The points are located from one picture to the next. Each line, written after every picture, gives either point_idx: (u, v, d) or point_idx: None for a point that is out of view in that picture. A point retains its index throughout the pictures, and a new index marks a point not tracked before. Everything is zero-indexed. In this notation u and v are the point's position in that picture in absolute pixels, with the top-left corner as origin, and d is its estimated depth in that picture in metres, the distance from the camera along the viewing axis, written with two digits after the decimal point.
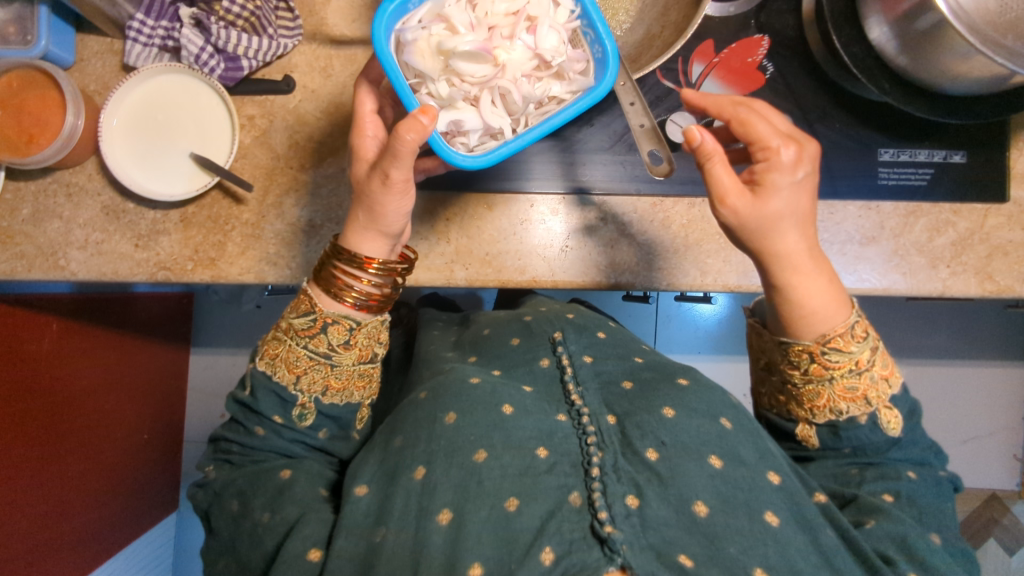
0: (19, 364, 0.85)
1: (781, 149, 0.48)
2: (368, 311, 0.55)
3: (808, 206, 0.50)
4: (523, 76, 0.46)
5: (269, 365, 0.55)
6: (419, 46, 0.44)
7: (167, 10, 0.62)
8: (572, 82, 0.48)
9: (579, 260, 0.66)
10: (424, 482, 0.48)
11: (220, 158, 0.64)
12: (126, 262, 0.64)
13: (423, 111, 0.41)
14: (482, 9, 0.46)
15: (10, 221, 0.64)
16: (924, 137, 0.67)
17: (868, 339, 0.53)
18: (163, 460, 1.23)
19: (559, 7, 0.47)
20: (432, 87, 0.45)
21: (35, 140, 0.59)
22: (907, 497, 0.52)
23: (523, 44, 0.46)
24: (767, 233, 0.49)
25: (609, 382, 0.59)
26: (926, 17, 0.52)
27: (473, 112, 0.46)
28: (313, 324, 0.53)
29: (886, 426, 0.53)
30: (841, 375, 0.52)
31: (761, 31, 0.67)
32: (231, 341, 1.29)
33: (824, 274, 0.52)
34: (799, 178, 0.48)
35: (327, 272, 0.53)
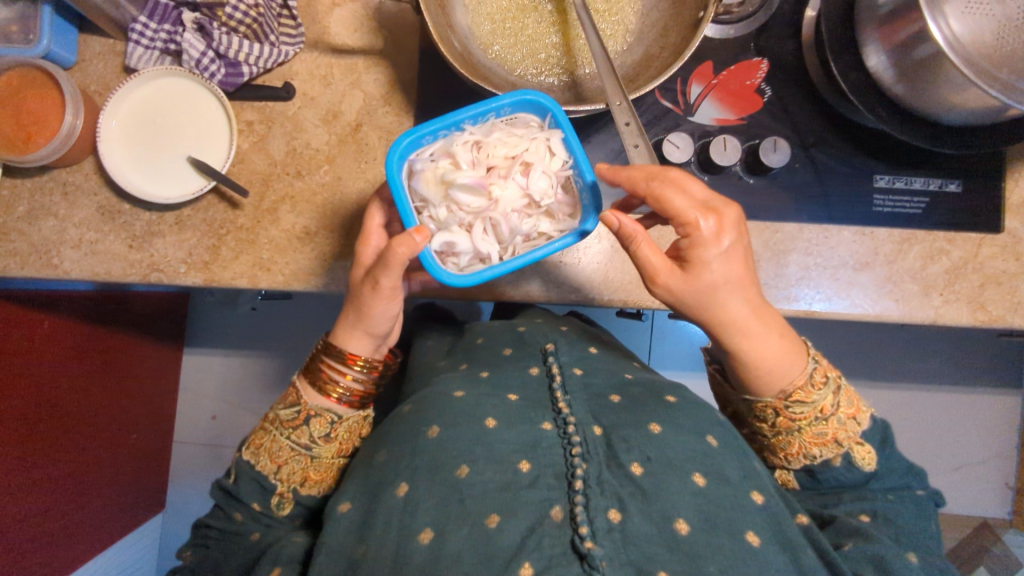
0: (13, 356, 0.85)
1: (703, 219, 0.48)
2: (351, 407, 0.58)
3: (738, 269, 0.50)
4: (514, 211, 0.50)
5: (253, 454, 0.57)
6: (426, 175, 0.49)
7: (171, 13, 0.62)
8: (559, 222, 0.52)
9: (572, 275, 0.66)
10: (406, 499, 0.47)
11: (218, 162, 0.64)
12: (120, 262, 0.64)
13: (418, 231, 0.46)
14: (485, 150, 0.51)
15: (5, 218, 0.64)
16: (919, 165, 0.67)
17: (829, 383, 0.55)
18: (151, 461, 1.23)
19: (556, 154, 0.51)
20: (433, 212, 0.50)
21: (33, 139, 0.60)
22: (884, 517, 0.53)
23: (518, 185, 0.50)
24: (712, 303, 0.51)
25: (597, 394, 0.58)
26: (923, 47, 0.53)
27: (466, 237, 0.50)
28: (297, 416, 0.56)
29: (861, 463, 0.55)
30: (808, 424, 0.54)
31: (761, 54, 0.68)
32: (224, 343, 1.29)
33: (778, 331, 0.54)
34: (725, 245, 0.49)
35: (316, 367, 0.57)
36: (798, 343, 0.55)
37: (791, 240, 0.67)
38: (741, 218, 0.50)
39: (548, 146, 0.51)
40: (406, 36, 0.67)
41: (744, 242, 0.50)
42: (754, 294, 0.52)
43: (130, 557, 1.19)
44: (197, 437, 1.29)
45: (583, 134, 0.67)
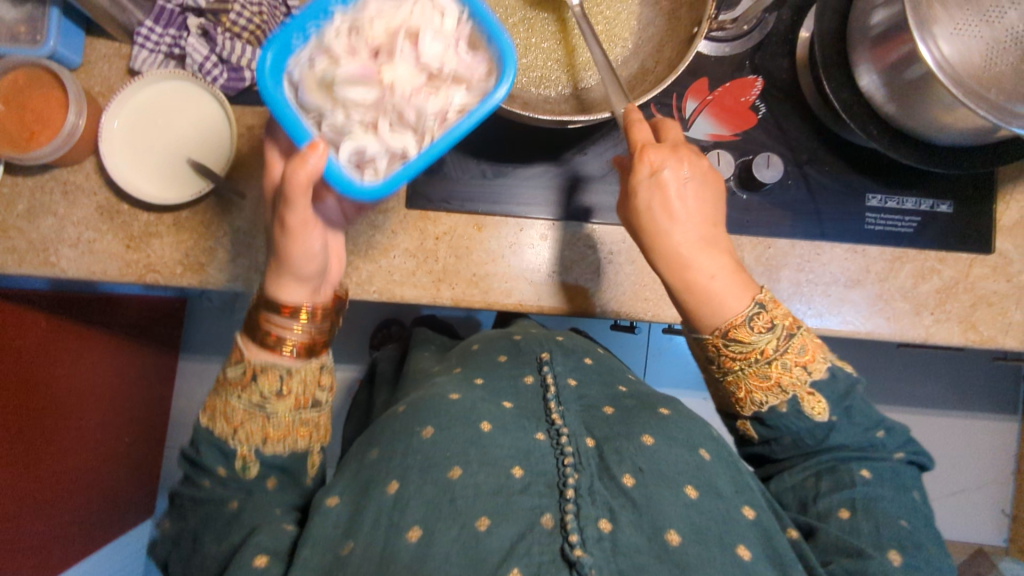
0: (6, 357, 0.85)
1: (645, 146, 0.52)
2: (299, 358, 0.52)
3: (685, 201, 0.53)
4: (416, 92, 0.44)
5: (209, 418, 0.53)
6: (305, 81, 0.42)
7: (176, 18, 0.64)
8: (473, 86, 0.45)
9: (565, 287, 0.66)
10: (396, 498, 0.47)
11: (217, 166, 0.64)
12: (117, 262, 0.65)
13: (311, 147, 0.40)
14: (364, 30, 0.43)
15: (5, 215, 0.64)
16: (911, 186, 0.68)
17: (777, 328, 0.52)
18: (142, 465, 1.22)
19: (444, 10, 0.44)
20: (328, 121, 0.43)
21: (36, 137, 0.60)
22: (862, 506, 0.51)
23: (411, 60, 0.44)
24: (646, 227, 0.53)
25: (591, 406, 0.59)
26: (916, 67, 0.54)
27: (372, 139, 0.43)
28: (243, 374, 0.51)
29: (811, 412, 0.53)
30: (749, 365, 0.53)
31: (756, 72, 0.69)
32: (220, 349, 1.29)
33: (711, 268, 0.53)
34: (659, 175, 0.52)
35: (253, 321, 0.52)
36: (741, 279, 0.53)
37: (784, 256, 0.67)
38: (690, 158, 0.53)
39: (433, 3, 0.44)
40: None
41: (691, 180, 0.53)
42: (697, 227, 0.53)
43: (118, 562, 1.18)
44: None
45: (579, 145, 0.68)
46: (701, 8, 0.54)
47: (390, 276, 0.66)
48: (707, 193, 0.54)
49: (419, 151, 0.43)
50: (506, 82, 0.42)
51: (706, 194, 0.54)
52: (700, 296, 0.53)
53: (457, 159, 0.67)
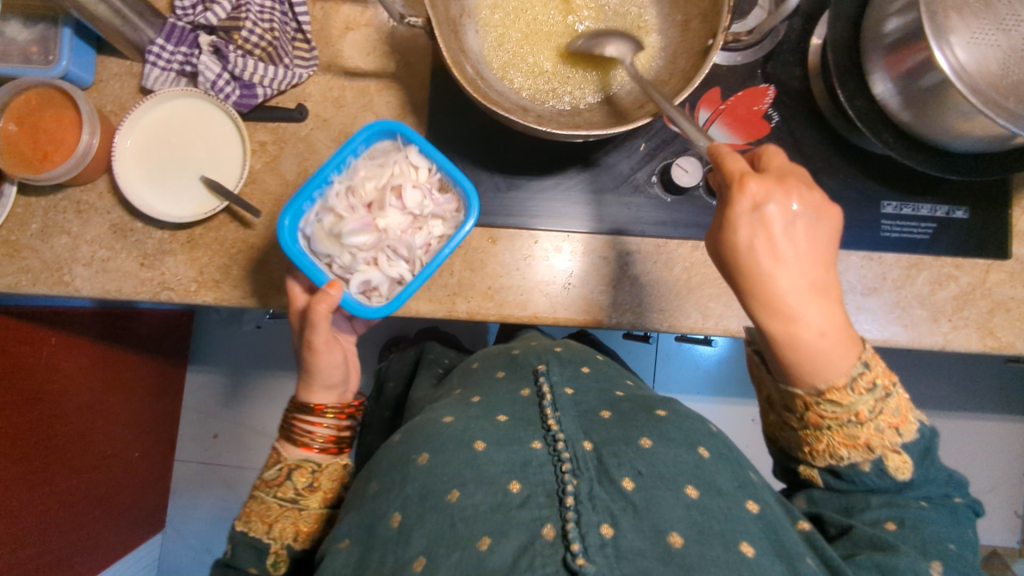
0: (17, 374, 0.85)
1: (745, 177, 0.47)
2: (328, 454, 0.65)
3: (794, 245, 0.48)
4: (404, 231, 0.60)
5: (245, 523, 0.61)
6: (318, 236, 0.58)
7: (187, 36, 0.64)
8: (448, 221, 0.61)
9: (580, 298, 0.66)
10: (399, 531, 0.48)
11: (230, 182, 0.64)
12: (131, 280, 0.65)
13: (332, 285, 0.56)
14: (359, 192, 0.60)
15: (18, 234, 0.64)
16: (926, 192, 0.68)
17: (877, 389, 0.50)
18: (154, 478, 1.22)
19: (417, 169, 0.62)
20: (339, 262, 0.59)
21: (50, 158, 0.60)
22: (911, 524, 0.52)
23: (397, 208, 0.60)
24: (740, 265, 0.49)
25: (587, 411, 0.58)
26: (929, 75, 0.54)
27: (376, 271, 0.59)
28: (280, 473, 0.62)
29: (895, 472, 0.53)
30: (839, 424, 0.51)
31: (768, 81, 0.68)
32: (229, 361, 1.29)
33: (818, 319, 0.48)
34: (764, 211, 0.47)
35: (289, 427, 0.65)
36: (846, 335, 0.49)
37: None
38: (803, 194, 0.47)
39: (410, 163, 0.61)
40: (418, 61, 0.68)
41: (800, 218, 0.47)
42: (810, 274, 0.48)
43: None
44: (199, 455, 1.29)
45: (592, 156, 0.68)
46: (715, 19, 0.54)
47: None
48: (819, 233, 0.48)
49: (412, 276, 0.60)
50: (470, 221, 0.58)
51: (818, 235, 0.48)
52: (801, 352, 0.49)
53: (470, 172, 0.67)
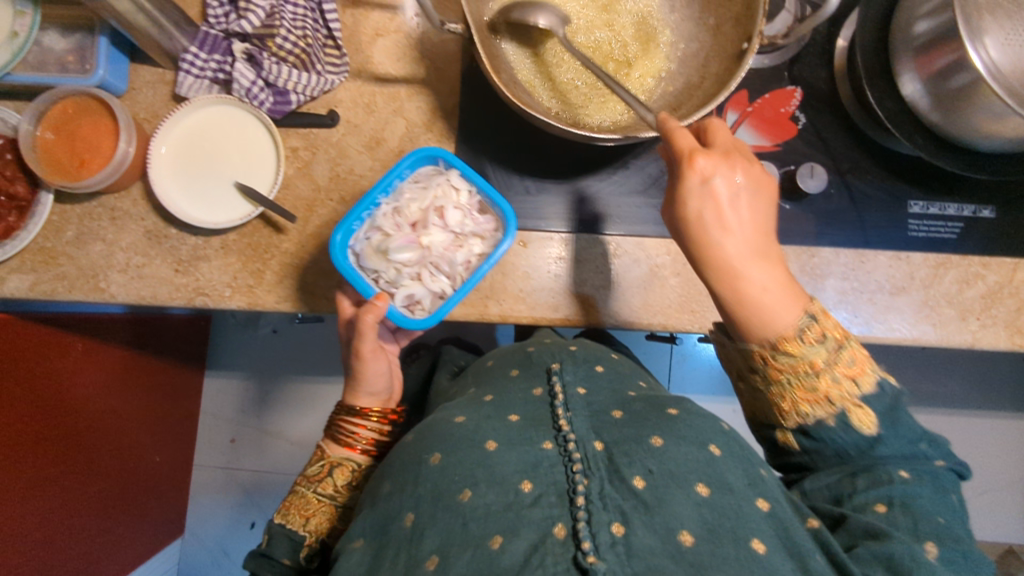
0: (43, 379, 0.85)
1: (692, 152, 0.50)
2: (367, 455, 0.70)
3: (738, 210, 0.51)
4: (447, 248, 0.61)
5: (285, 515, 0.67)
6: (366, 252, 0.59)
7: (220, 43, 0.64)
8: (487, 239, 0.62)
9: (612, 300, 0.66)
10: (413, 529, 0.49)
11: (265, 188, 0.65)
12: (166, 286, 0.65)
13: (379, 297, 0.56)
14: (404, 212, 0.61)
15: (54, 242, 0.65)
16: (952, 192, 0.68)
17: (828, 341, 0.52)
18: (174, 483, 1.22)
19: (459, 190, 0.62)
20: (385, 277, 0.60)
21: (86, 166, 0.61)
22: (901, 503, 0.50)
23: (440, 227, 0.61)
24: (694, 235, 0.52)
25: (599, 411, 0.58)
26: (960, 76, 0.54)
27: (420, 286, 0.60)
28: (322, 470, 0.68)
29: (859, 425, 0.52)
30: (797, 377, 0.52)
31: (794, 83, 0.69)
32: (247, 365, 1.29)
33: (763, 277, 0.51)
34: (712, 182, 0.50)
35: (333, 426, 0.70)
36: (792, 292, 0.52)
37: (827, 265, 0.68)
38: (745, 164, 0.51)
39: (451, 184, 0.62)
40: (448, 66, 0.68)
41: (744, 190, 0.50)
42: (753, 239, 0.51)
43: None
44: (218, 459, 1.29)
45: (622, 159, 0.68)
46: (749, 22, 0.54)
47: None
48: (761, 199, 0.52)
49: (453, 291, 0.60)
50: (509, 239, 0.59)
51: (763, 202, 0.52)
52: (749, 307, 0.52)
53: (501, 176, 0.68)
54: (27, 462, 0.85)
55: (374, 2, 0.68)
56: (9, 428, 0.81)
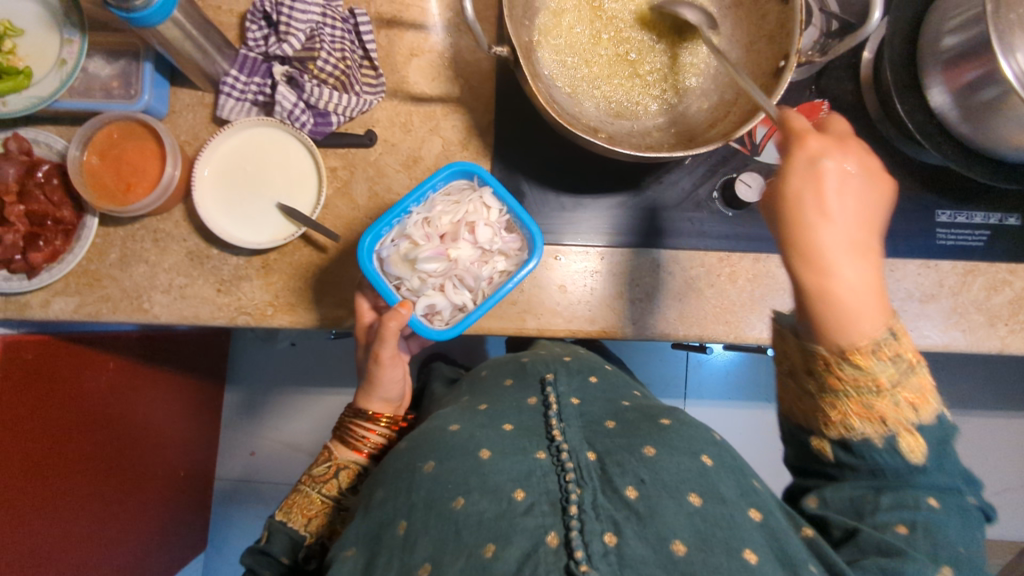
0: (77, 400, 0.86)
1: (806, 134, 0.47)
2: (372, 460, 0.71)
3: (842, 201, 0.46)
4: (472, 263, 0.61)
5: (285, 513, 0.66)
6: (393, 259, 0.59)
7: (260, 66, 0.65)
8: (512, 258, 0.63)
9: (648, 312, 0.67)
10: (405, 536, 0.49)
11: (307, 209, 0.66)
12: (208, 306, 0.66)
13: (404, 304, 0.58)
14: (434, 224, 0.61)
15: (98, 264, 0.66)
16: (979, 200, 0.70)
17: (901, 361, 0.48)
18: (198, 496, 1.22)
19: (491, 207, 0.62)
20: (409, 285, 0.60)
21: (133, 189, 0.62)
22: (924, 528, 0.48)
23: (469, 242, 0.61)
24: (786, 217, 0.48)
25: (592, 421, 0.59)
26: (990, 89, 0.56)
27: (442, 297, 0.61)
28: (328, 470, 0.68)
29: (907, 452, 0.49)
30: (858, 392, 0.48)
31: (821, 96, 0.71)
32: (265, 379, 1.28)
33: (857, 275, 0.46)
34: (827, 167, 0.46)
35: (344, 428, 0.70)
36: (880, 301, 0.47)
37: None
38: (860, 154, 0.47)
39: (484, 202, 0.62)
40: (482, 84, 0.69)
41: (856, 179, 0.46)
42: (852, 232, 0.46)
43: None
44: (238, 472, 1.28)
45: (655, 173, 0.69)
46: (785, 41, 0.55)
47: None
48: (871, 196, 0.47)
49: (474, 305, 0.62)
50: (535, 261, 0.59)
51: (869, 199, 0.47)
52: (834, 304, 0.46)
53: (536, 191, 0.69)
54: (67, 483, 0.86)
55: (407, 22, 0.69)
56: (48, 447, 0.81)
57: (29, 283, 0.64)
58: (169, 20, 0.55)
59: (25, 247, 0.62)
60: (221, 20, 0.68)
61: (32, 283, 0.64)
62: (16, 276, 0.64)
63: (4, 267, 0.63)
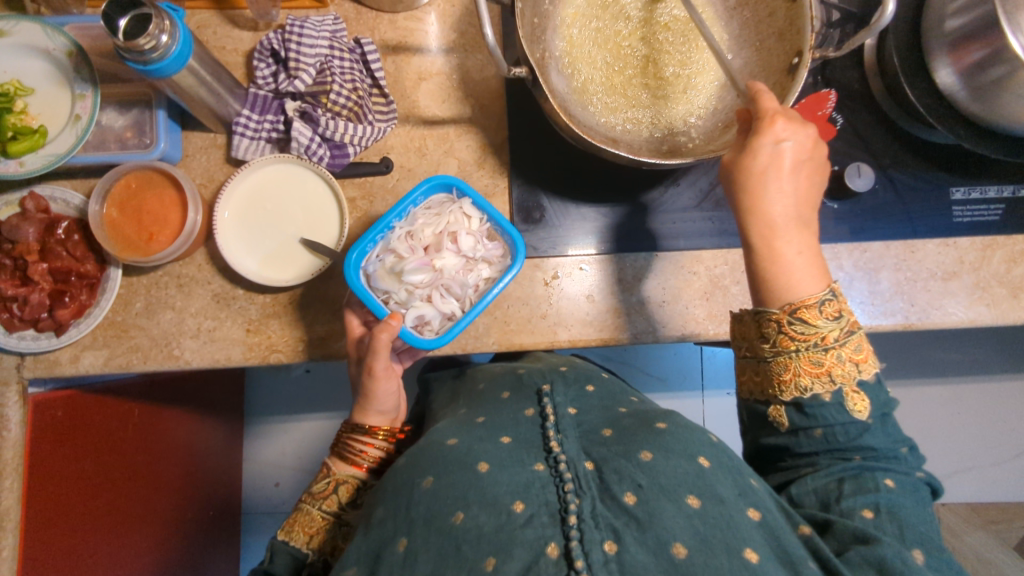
0: (110, 449, 0.83)
1: (775, 115, 0.51)
2: (372, 474, 0.66)
3: (794, 177, 0.52)
4: (457, 272, 0.62)
5: (286, 532, 0.61)
6: (380, 273, 0.59)
7: (271, 103, 0.66)
8: (494, 264, 0.63)
9: (677, 314, 0.67)
10: (404, 553, 0.46)
11: (331, 242, 0.66)
12: (238, 347, 0.66)
13: (394, 316, 0.57)
14: (417, 236, 0.61)
15: (124, 315, 0.65)
16: (991, 175, 0.71)
17: (842, 321, 0.50)
18: (229, 532, 1.20)
19: (471, 217, 0.63)
20: (397, 298, 0.60)
21: (155, 239, 0.62)
22: (887, 510, 0.47)
23: (453, 251, 0.62)
24: (747, 189, 0.52)
25: (589, 431, 0.57)
26: (998, 67, 0.56)
27: (430, 308, 0.61)
28: (328, 486, 0.63)
29: (852, 408, 0.50)
30: (807, 348, 0.50)
31: (827, 85, 0.72)
32: (283, 409, 1.26)
33: (797, 245, 0.52)
34: (784, 146, 0.50)
35: (341, 441, 0.65)
36: (820, 267, 0.52)
37: (880, 258, 0.70)
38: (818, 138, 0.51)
39: (463, 212, 0.63)
40: (493, 102, 0.70)
41: (805, 163, 0.52)
42: (796, 207, 0.52)
43: None
44: (264, 505, 1.26)
45: (671, 177, 0.70)
46: (796, 37, 0.55)
47: (506, 326, 0.67)
48: (813, 178, 0.53)
49: (462, 314, 0.61)
50: (518, 267, 0.59)
51: (815, 180, 0.53)
52: (781, 266, 0.51)
53: (557, 204, 0.69)
54: (102, 538, 0.82)
55: (413, 47, 0.70)
56: (92, 496, 0.79)
57: (58, 341, 0.63)
58: (184, 68, 0.54)
59: (51, 304, 0.62)
60: (227, 60, 0.68)
61: (61, 340, 0.63)
62: (44, 335, 0.64)
63: (32, 326, 0.63)
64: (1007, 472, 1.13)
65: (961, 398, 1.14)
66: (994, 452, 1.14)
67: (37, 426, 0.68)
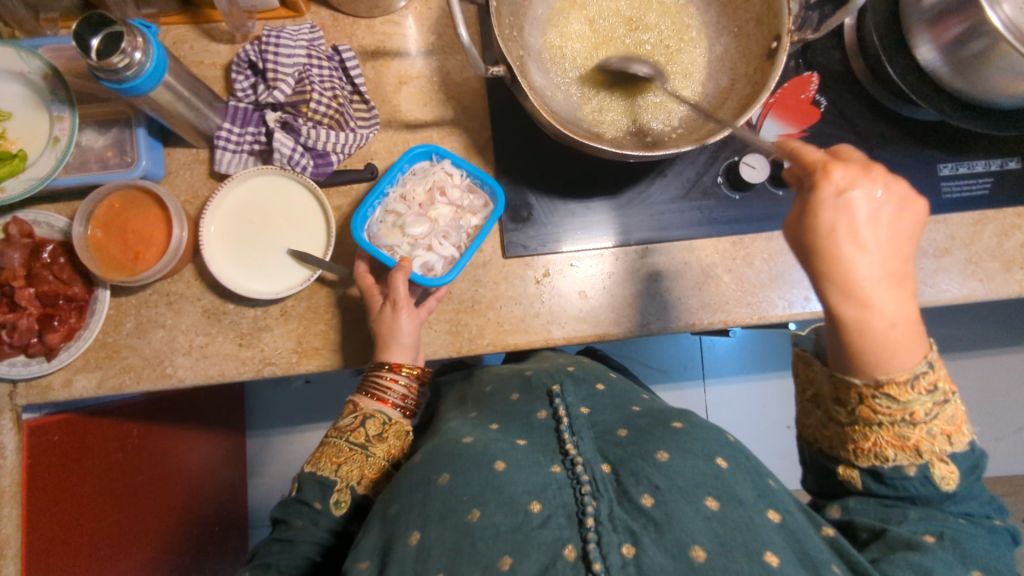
0: (110, 473, 0.83)
1: (829, 163, 0.44)
2: (399, 411, 0.63)
3: (877, 231, 0.42)
4: (451, 222, 0.66)
5: (314, 463, 0.60)
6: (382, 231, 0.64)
7: (251, 115, 0.65)
8: (483, 210, 0.67)
9: (671, 304, 0.67)
10: (418, 548, 0.45)
11: (320, 251, 0.65)
12: (232, 362, 0.65)
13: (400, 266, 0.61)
14: (409, 195, 0.66)
15: (115, 335, 0.65)
16: (978, 149, 0.70)
17: (936, 392, 0.44)
18: (236, 547, 1.19)
19: (454, 173, 0.67)
20: (402, 251, 0.65)
21: (142, 257, 0.62)
22: (952, 538, 0.46)
23: (443, 204, 0.66)
24: (821, 254, 0.43)
25: (604, 432, 0.56)
26: (976, 41, 0.56)
27: (433, 255, 0.65)
28: (354, 419, 0.61)
29: (940, 481, 0.46)
30: (891, 422, 0.45)
31: (809, 68, 0.72)
32: (284, 422, 1.26)
33: (896, 312, 0.43)
34: (853, 197, 0.42)
35: (365, 377, 0.63)
36: (917, 333, 0.43)
37: None
38: (888, 180, 0.43)
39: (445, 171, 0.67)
40: (475, 102, 0.70)
41: (888, 207, 0.43)
42: (892, 265, 0.43)
43: None
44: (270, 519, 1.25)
45: (658, 168, 0.70)
46: (773, 21, 0.55)
47: (500, 326, 0.66)
48: (907, 224, 0.44)
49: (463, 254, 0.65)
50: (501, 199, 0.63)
51: (908, 224, 0.43)
52: (873, 341, 0.43)
53: (543, 202, 0.68)
54: (108, 559, 0.81)
55: (392, 51, 0.69)
56: (92, 520, 0.78)
57: (49, 366, 0.63)
58: (161, 85, 0.54)
59: (40, 329, 0.61)
60: (206, 75, 0.68)
61: (52, 365, 0.63)
62: (35, 360, 0.63)
63: (22, 352, 0.62)
64: (1010, 445, 1.13)
65: (961, 374, 1.13)
66: (996, 426, 1.14)
67: (35, 452, 0.67)
